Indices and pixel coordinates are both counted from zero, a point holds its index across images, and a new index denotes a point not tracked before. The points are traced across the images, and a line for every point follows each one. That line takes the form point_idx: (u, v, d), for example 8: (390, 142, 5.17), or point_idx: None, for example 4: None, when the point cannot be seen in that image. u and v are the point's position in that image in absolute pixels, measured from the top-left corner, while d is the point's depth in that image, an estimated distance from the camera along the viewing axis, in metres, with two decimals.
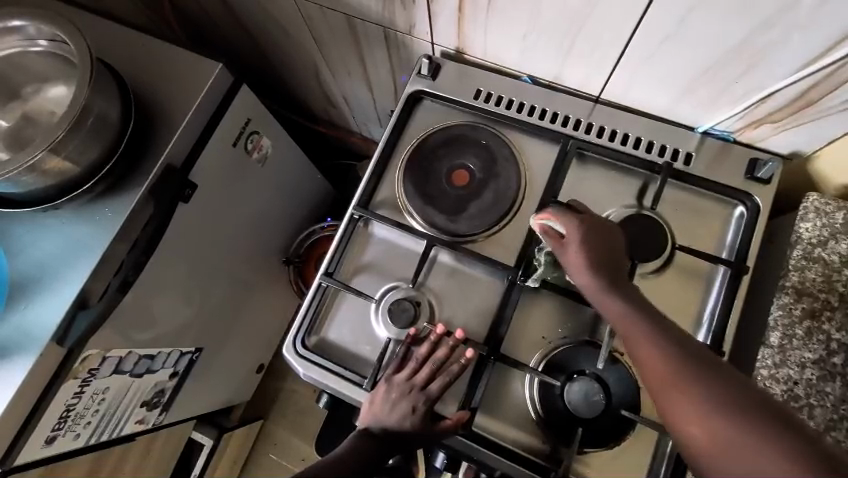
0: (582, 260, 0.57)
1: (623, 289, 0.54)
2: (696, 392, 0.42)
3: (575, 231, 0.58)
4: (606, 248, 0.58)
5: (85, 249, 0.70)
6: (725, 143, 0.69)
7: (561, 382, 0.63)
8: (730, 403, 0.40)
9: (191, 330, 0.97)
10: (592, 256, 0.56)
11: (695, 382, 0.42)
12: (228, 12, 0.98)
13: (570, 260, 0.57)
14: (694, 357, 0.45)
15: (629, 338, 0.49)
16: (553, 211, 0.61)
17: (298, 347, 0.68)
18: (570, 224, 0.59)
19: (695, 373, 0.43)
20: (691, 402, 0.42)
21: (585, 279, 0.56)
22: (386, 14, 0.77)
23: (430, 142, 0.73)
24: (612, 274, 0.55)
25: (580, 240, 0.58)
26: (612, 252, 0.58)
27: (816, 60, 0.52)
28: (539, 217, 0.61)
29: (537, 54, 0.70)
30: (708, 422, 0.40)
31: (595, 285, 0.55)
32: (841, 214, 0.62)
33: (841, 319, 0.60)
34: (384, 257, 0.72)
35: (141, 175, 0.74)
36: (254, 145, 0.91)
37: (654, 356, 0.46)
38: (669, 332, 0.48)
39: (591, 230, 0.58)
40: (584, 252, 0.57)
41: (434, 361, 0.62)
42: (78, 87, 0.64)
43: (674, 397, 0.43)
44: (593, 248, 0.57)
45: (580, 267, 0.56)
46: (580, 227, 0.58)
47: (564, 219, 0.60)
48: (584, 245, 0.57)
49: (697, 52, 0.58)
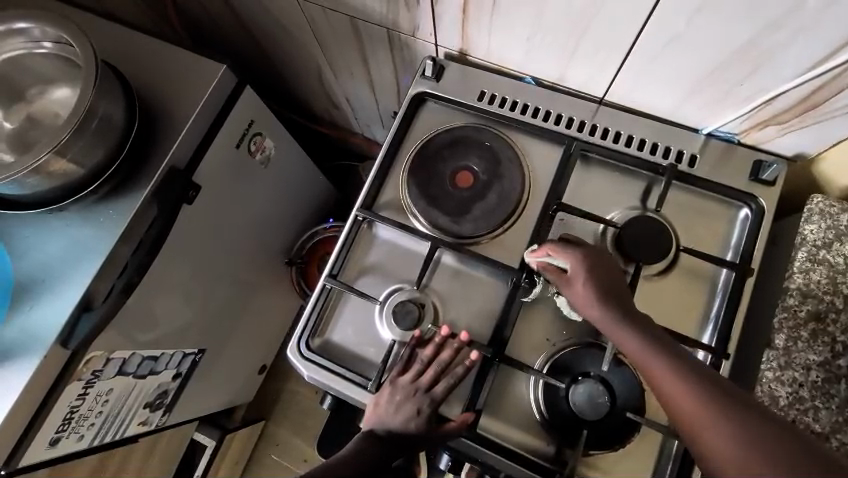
0: (589, 295, 0.55)
1: (634, 320, 0.53)
2: (724, 426, 0.43)
3: (578, 265, 0.57)
4: (610, 278, 0.57)
5: (89, 251, 0.70)
6: (729, 144, 0.69)
7: (566, 383, 0.63)
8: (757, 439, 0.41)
9: (194, 331, 0.97)
10: (599, 289, 0.55)
11: (724, 422, 0.43)
12: (230, 12, 0.97)
13: (578, 295, 0.56)
14: (717, 392, 0.46)
15: (651, 373, 0.49)
16: (552, 248, 0.59)
17: (302, 348, 0.68)
18: (573, 259, 0.57)
19: (723, 409, 0.44)
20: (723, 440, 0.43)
21: (594, 314, 0.55)
22: (390, 15, 0.77)
23: (433, 143, 0.73)
24: (618, 306, 0.54)
25: (584, 275, 0.56)
26: (614, 281, 0.57)
27: (822, 63, 0.52)
28: (535, 255, 0.60)
29: (541, 55, 0.70)
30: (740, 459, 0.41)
31: (605, 321, 0.54)
32: (846, 216, 0.63)
33: (846, 321, 0.60)
34: (388, 259, 0.72)
35: (145, 177, 0.74)
36: (256, 146, 0.91)
37: (675, 386, 0.47)
38: (689, 366, 0.49)
39: (596, 263, 0.57)
40: (590, 287, 0.56)
41: (439, 363, 0.62)
42: (83, 88, 0.64)
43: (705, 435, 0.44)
44: (599, 280, 0.56)
45: (589, 301, 0.55)
46: (583, 261, 0.57)
47: (564, 253, 0.58)
48: (589, 279, 0.56)
49: (703, 54, 0.57)
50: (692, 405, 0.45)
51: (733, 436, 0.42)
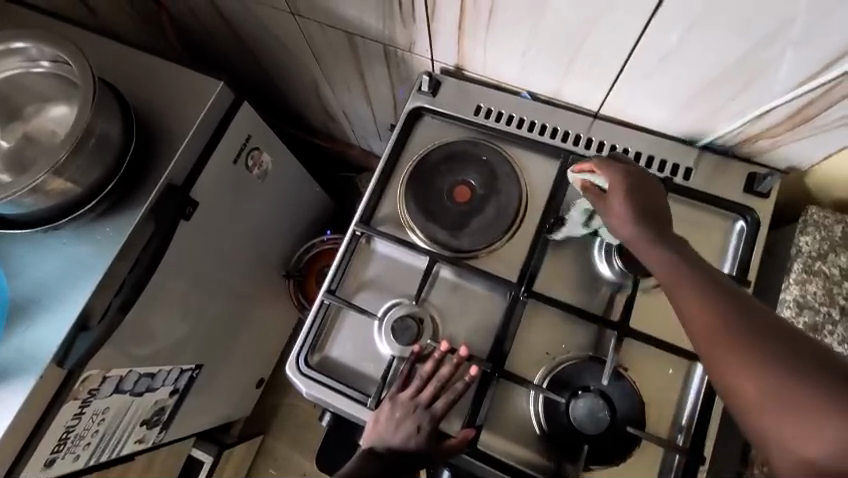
0: (626, 214, 0.55)
1: (671, 241, 0.52)
2: (764, 360, 0.40)
3: (619, 184, 0.57)
4: (650, 202, 0.56)
5: (87, 269, 0.70)
6: (723, 158, 0.70)
7: (566, 398, 0.62)
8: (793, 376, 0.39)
9: (191, 346, 0.97)
10: (637, 211, 0.55)
11: (760, 356, 0.41)
12: (227, 26, 0.98)
13: (614, 214, 0.56)
14: (757, 321, 0.43)
15: (681, 292, 0.47)
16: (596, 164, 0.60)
17: (301, 365, 0.67)
18: (614, 179, 0.57)
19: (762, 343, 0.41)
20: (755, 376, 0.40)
21: (629, 233, 0.55)
22: (386, 31, 0.78)
23: (431, 158, 0.73)
24: (657, 227, 0.54)
25: (623, 194, 0.56)
26: (653, 205, 0.56)
27: (814, 78, 0.53)
28: (579, 169, 0.61)
29: (536, 70, 0.71)
30: (773, 397, 0.39)
31: (640, 241, 0.53)
32: (840, 227, 0.63)
33: (842, 332, 0.60)
34: (387, 273, 0.72)
35: (142, 194, 0.74)
36: (254, 161, 0.91)
37: (705, 311, 0.45)
38: (726, 293, 0.46)
39: (636, 187, 0.57)
40: (628, 204, 0.56)
41: (439, 378, 0.62)
42: (81, 108, 0.65)
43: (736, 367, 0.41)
44: (638, 201, 0.56)
45: (626, 220, 0.55)
46: (624, 181, 0.57)
47: (607, 172, 0.58)
48: (628, 198, 0.56)
49: (697, 68, 0.58)
50: (727, 333, 0.43)
51: (771, 372, 0.40)
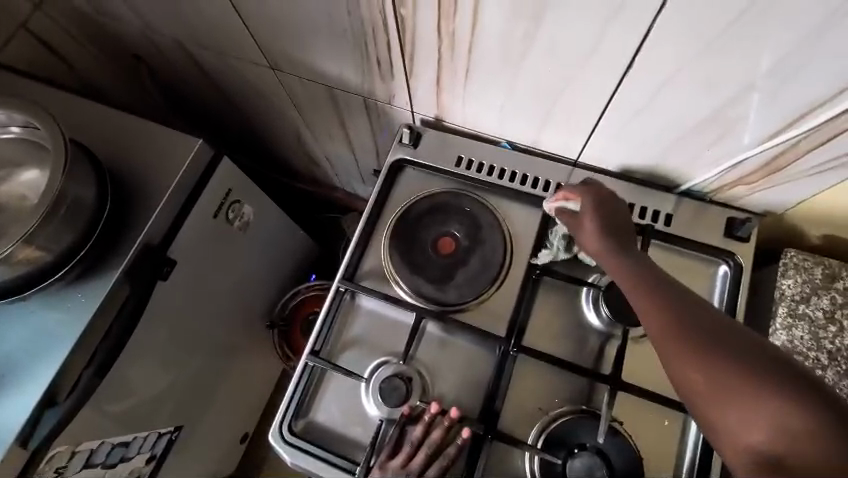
0: (593, 231, 0.58)
1: (634, 254, 0.56)
2: (711, 362, 0.42)
3: (587, 203, 0.60)
4: (618, 219, 0.59)
5: (55, 339, 0.67)
6: (702, 202, 0.71)
7: (562, 458, 0.60)
8: (737, 370, 0.41)
9: (169, 409, 0.92)
10: (604, 226, 0.58)
11: (708, 353, 0.43)
12: (205, 77, 0.99)
13: (585, 231, 0.59)
14: (715, 327, 0.45)
15: (643, 301, 0.50)
16: (565, 191, 0.63)
17: (285, 433, 0.65)
18: (583, 196, 0.60)
19: (714, 343, 0.43)
20: (703, 371, 0.42)
21: (598, 251, 0.57)
22: (365, 85, 0.79)
23: (413, 211, 0.73)
24: (622, 243, 0.57)
25: (593, 212, 0.59)
26: (622, 225, 0.59)
27: (782, 132, 0.54)
28: (555, 199, 0.63)
29: (515, 122, 0.72)
30: (718, 391, 0.41)
31: (608, 260, 0.56)
32: (819, 269, 0.64)
33: (832, 377, 0.60)
34: (373, 331, 0.70)
35: (117, 257, 0.71)
36: (235, 214, 0.89)
37: (661, 318, 0.48)
38: (687, 302, 0.48)
39: (605, 205, 0.59)
40: (597, 220, 0.58)
41: (430, 444, 0.60)
42: (53, 171, 0.63)
43: (685, 364, 0.44)
44: (603, 215, 0.59)
45: (593, 236, 0.58)
46: (591, 199, 0.60)
47: (574, 193, 0.61)
48: (597, 215, 0.59)
49: (670, 121, 0.59)
50: (683, 333, 0.45)
51: (715, 366, 0.42)
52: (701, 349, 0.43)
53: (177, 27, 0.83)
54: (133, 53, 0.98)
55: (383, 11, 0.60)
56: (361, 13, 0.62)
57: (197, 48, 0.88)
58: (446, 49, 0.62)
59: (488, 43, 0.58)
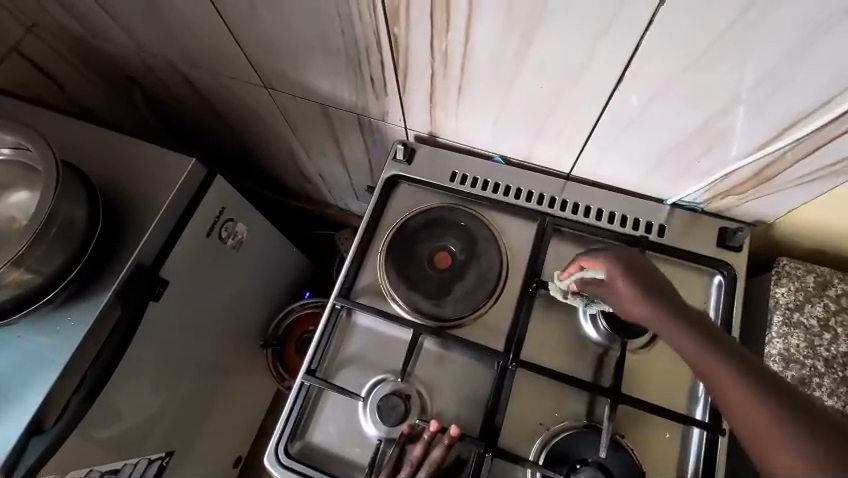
0: (632, 294, 0.53)
1: (682, 314, 0.50)
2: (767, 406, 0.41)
3: (613, 268, 0.55)
4: (653, 278, 0.54)
5: (43, 364, 0.66)
6: (694, 213, 0.72)
7: (564, 474, 0.59)
8: (785, 410, 0.40)
9: (160, 434, 0.90)
10: (642, 288, 0.53)
11: (755, 393, 0.42)
12: (199, 98, 0.99)
13: (621, 292, 0.54)
14: (754, 364, 0.45)
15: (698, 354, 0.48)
16: (586, 258, 0.58)
17: (281, 456, 0.63)
18: (607, 263, 0.56)
19: (761, 383, 0.43)
20: (754, 409, 0.42)
21: (641, 313, 0.52)
22: (359, 103, 0.80)
23: (409, 226, 0.73)
24: (672, 304, 0.51)
25: (624, 271, 0.54)
26: (658, 277, 0.54)
27: (768, 144, 0.56)
28: (570, 269, 0.61)
29: (508, 137, 0.72)
30: (770, 429, 0.40)
31: (654, 319, 0.51)
32: (811, 277, 0.64)
33: (830, 384, 0.60)
34: (370, 348, 0.69)
35: (108, 278, 0.70)
36: (229, 233, 0.88)
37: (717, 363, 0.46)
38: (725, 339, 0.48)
39: (633, 261, 0.55)
40: (632, 283, 0.53)
41: (430, 463, 0.59)
42: (44, 192, 0.63)
43: (741, 403, 0.43)
44: (637, 278, 0.54)
45: (633, 300, 0.53)
46: (617, 264, 0.55)
47: (596, 260, 0.57)
48: (629, 275, 0.54)
49: (659, 135, 0.60)
50: (740, 381, 0.44)
51: (771, 412, 0.41)
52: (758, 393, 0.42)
53: (171, 48, 0.83)
54: (126, 74, 0.98)
55: (376, 30, 0.61)
56: (355, 33, 0.63)
57: (191, 68, 0.88)
58: (439, 67, 0.63)
59: (480, 61, 0.59)
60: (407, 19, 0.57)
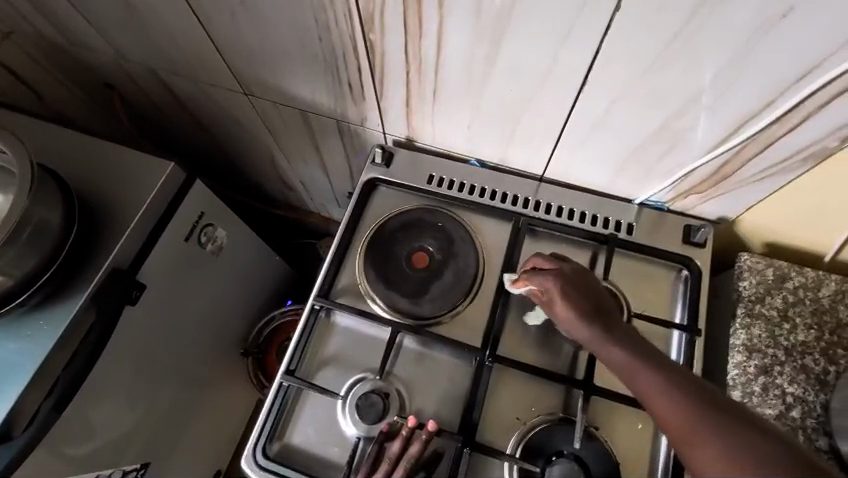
0: (568, 312, 0.58)
1: (614, 331, 0.55)
2: (678, 406, 0.44)
3: (553, 286, 0.59)
4: (591, 295, 0.58)
5: (15, 368, 0.65)
6: (661, 212, 0.75)
7: (540, 466, 0.61)
8: (692, 402, 0.43)
9: (136, 444, 0.88)
10: (578, 307, 0.57)
11: (669, 391, 0.46)
12: (179, 105, 1.00)
13: (560, 315, 0.58)
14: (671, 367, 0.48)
15: (625, 368, 0.51)
16: (529, 274, 0.62)
17: (259, 458, 0.63)
18: (547, 281, 0.60)
19: (673, 382, 0.46)
20: (664, 401, 0.45)
21: (581, 335, 0.57)
22: (338, 108, 0.81)
23: (388, 227, 0.74)
24: (604, 322, 0.56)
25: (560, 294, 0.59)
26: (597, 299, 0.58)
27: (722, 143, 0.59)
28: (517, 285, 0.63)
29: (482, 141, 0.75)
30: (687, 427, 0.42)
31: (593, 342, 0.55)
32: (771, 270, 0.67)
33: (791, 372, 0.63)
34: (349, 347, 0.70)
35: (82, 282, 0.70)
36: (208, 238, 0.88)
37: (639, 373, 0.49)
38: (652, 353, 0.51)
39: (570, 284, 0.59)
40: (570, 301, 0.58)
41: (409, 458, 0.59)
42: (18, 195, 0.63)
43: (658, 404, 0.46)
44: (574, 295, 0.58)
45: (572, 320, 0.57)
46: (557, 282, 0.59)
47: (536, 278, 0.61)
48: (565, 299, 0.58)
49: (623, 136, 0.64)
50: (656, 387, 0.47)
51: (680, 409, 0.43)
52: (671, 395, 0.45)
53: (151, 55, 0.84)
54: (104, 81, 0.98)
55: (352, 36, 0.63)
56: (333, 39, 0.65)
57: (170, 75, 0.89)
58: (414, 71, 0.65)
59: (453, 66, 0.62)
60: (382, 25, 0.59)
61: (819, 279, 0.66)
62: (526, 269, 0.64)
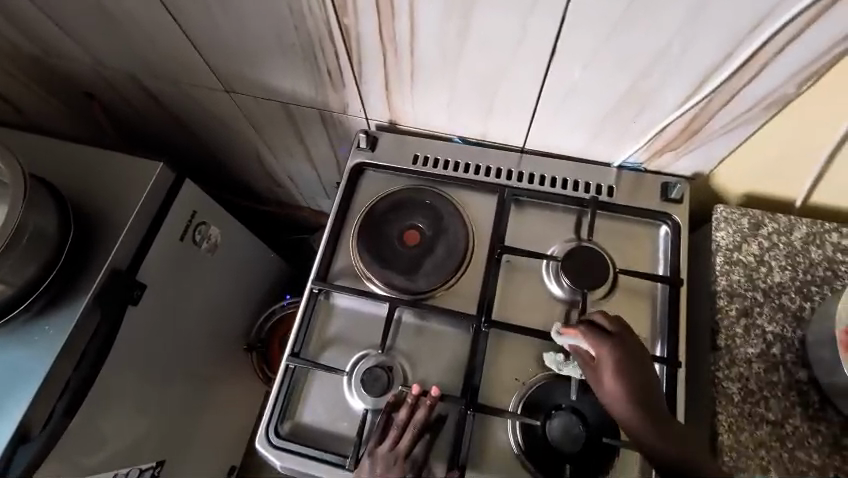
0: (616, 387, 0.53)
1: (661, 420, 0.50)
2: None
3: (609, 355, 0.55)
4: (642, 373, 0.54)
5: (26, 373, 0.67)
6: (639, 173, 0.77)
7: (541, 421, 0.64)
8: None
9: (150, 444, 0.90)
10: (628, 383, 0.53)
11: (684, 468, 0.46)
12: (162, 109, 1.00)
13: (606, 386, 0.54)
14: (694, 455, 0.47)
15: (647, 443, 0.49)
16: (584, 332, 0.58)
17: (272, 437, 0.66)
18: (604, 348, 0.56)
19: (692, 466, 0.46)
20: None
21: (625, 418, 0.52)
22: (319, 97, 0.83)
23: (377, 208, 0.76)
24: (651, 405, 0.51)
25: (612, 366, 0.54)
26: (654, 380, 0.54)
27: (689, 99, 0.62)
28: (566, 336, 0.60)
29: (462, 117, 0.77)
30: None
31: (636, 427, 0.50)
32: (745, 218, 0.71)
33: (769, 312, 0.66)
34: (351, 326, 0.72)
35: (83, 286, 0.71)
36: (202, 236, 0.89)
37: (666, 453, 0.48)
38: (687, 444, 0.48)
39: (628, 357, 0.55)
40: (621, 376, 0.54)
41: (416, 424, 0.62)
42: (12, 205, 0.64)
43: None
44: (628, 371, 0.54)
45: (618, 395, 0.53)
46: (614, 352, 0.55)
47: (592, 339, 0.57)
48: (619, 372, 0.54)
49: (597, 101, 0.66)
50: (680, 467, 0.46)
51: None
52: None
53: (130, 60, 0.85)
54: (84, 91, 0.99)
55: (327, 23, 0.65)
56: (308, 27, 0.66)
57: (150, 79, 0.90)
58: (390, 54, 0.67)
59: (428, 45, 0.63)
60: (355, 10, 0.61)
61: (791, 223, 0.70)
62: (578, 326, 0.59)
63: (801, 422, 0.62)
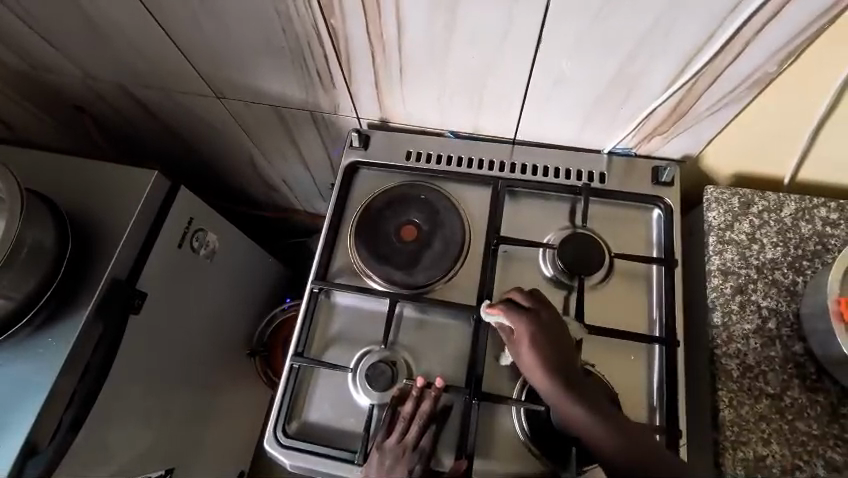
0: (534, 360, 0.58)
1: (572, 383, 0.56)
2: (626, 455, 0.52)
3: (525, 330, 0.59)
4: (555, 340, 0.59)
5: (31, 386, 0.67)
6: (630, 158, 0.78)
7: (545, 406, 0.64)
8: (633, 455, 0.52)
9: (158, 452, 0.91)
10: (544, 354, 0.58)
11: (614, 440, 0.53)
12: (153, 118, 1.01)
13: (526, 360, 0.59)
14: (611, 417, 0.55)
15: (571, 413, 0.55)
16: (504, 310, 0.61)
17: (280, 437, 0.66)
18: (519, 323, 0.60)
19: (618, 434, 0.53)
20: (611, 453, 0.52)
21: (543, 384, 0.57)
22: (310, 99, 0.83)
23: (373, 206, 0.77)
24: (564, 371, 0.57)
25: (529, 339, 0.59)
26: (565, 346, 0.59)
27: (674, 82, 0.63)
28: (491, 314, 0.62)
29: (453, 112, 0.78)
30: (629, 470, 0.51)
31: (555, 392, 0.56)
32: (736, 198, 0.72)
33: (763, 288, 0.67)
34: (353, 324, 0.73)
35: (84, 297, 0.71)
36: (200, 243, 0.90)
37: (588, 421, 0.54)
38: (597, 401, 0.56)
39: (542, 329, 0.59)
40: (536, 347, 0.58)
41: (422, 415, 0.63)
42: (9, 220, 0.64)
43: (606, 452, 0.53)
44: (542, 342, 0.58)
45: (536, 366, 0.58)
46: (529, 327, 0.59)
47: (511, 316, 0.61)
48: (535, 344, 0.58)
49: (584, 88, 0.67)
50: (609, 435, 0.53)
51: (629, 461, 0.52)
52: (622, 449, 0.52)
53: (119, 71, 0.85)
54: (73, 104, 0.99)
55: (314, 24, 0.65)
56: (295, 28, 0.67)
57: (139, 88, 0.90)
58: (378, 52, 0.68)
59: (415, 41, 0.64)
60: (341, 10, 0.61)
61: (780, 200, 0.71)
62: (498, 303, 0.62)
63: (799, 393, 0.63)
